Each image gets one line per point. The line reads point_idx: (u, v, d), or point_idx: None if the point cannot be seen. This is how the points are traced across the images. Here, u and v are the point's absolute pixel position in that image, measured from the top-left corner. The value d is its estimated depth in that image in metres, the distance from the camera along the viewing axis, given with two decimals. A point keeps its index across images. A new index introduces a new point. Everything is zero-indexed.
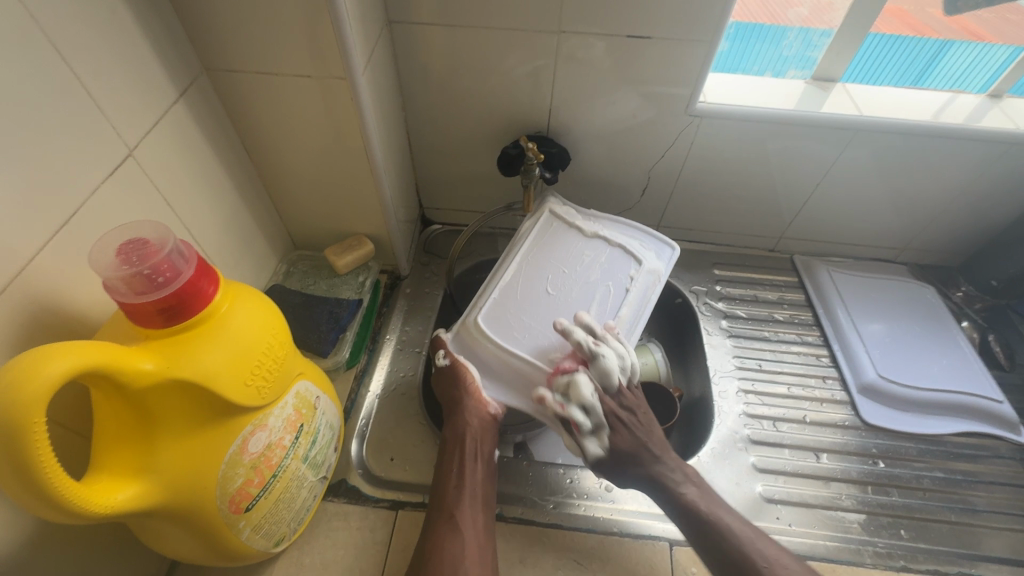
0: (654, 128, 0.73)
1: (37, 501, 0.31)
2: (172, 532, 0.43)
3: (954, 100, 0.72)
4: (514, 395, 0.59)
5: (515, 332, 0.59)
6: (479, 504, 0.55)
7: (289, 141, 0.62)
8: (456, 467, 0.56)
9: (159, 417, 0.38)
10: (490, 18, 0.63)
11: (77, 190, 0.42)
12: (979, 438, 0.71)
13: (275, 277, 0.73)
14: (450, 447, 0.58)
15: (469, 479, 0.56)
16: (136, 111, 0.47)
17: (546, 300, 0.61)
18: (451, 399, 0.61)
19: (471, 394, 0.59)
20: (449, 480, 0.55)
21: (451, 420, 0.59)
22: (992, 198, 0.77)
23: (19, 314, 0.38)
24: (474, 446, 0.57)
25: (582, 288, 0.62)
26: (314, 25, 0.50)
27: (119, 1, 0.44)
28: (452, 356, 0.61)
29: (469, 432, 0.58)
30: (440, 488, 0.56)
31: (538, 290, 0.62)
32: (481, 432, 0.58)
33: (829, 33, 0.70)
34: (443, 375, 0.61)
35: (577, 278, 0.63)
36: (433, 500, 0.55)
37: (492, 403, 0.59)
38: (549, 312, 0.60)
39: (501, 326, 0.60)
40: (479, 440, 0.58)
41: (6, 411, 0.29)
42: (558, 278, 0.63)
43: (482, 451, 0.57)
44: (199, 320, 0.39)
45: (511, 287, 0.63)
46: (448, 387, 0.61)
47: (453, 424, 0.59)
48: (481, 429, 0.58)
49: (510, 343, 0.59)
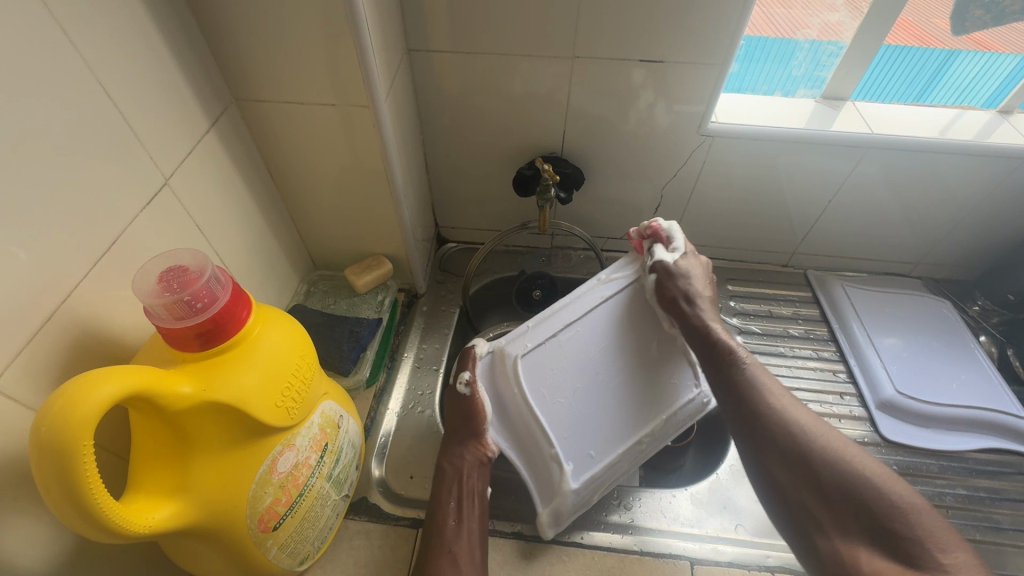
0: (666, 147, 0.74)
1: (82, 521, 0.32)
2: (202, 551, 0.43)
3: (962, 116, 0.73)
4: (515, 438, 0.60)
5: (545, 394, 0.59)
6: (475, 541, 0.54)
7: (313, 166, 0.64)
8: (454, 503, 0.56)
9: (195, 439, 0.39)
10: (506, 45, 0.65)
11: (117, 219, 0.44)
12: (1003, 455, 0.70)
13: (297, 296, 0.75)
14: (447, 479, 0.58)
15: (467, 516, 0.56)
16: (171, 141, 0.49)
17: (587, 377, 0.60)
18: (455, 430, 0.61)
19: (477, 425, 0.59)
20: (446, 515, 0.55)
21: (450, 452, 0.60)
22: (1006, 211, 0.77)
23: (63, 340, 0.40)
24: (469, 483, 0.58)
25: (629, 385, 0.60)
26: (340, 56, 0.52)
27: (158, 40, 0.46)
28: (474, 386, 0.60)
29: (465, 467, 0.58)
30: (437, 523, 0.55)
31: (584, 368, 0.60)
32: (476, 469, 0.58)
33: (838, 52, 0.71)
34: (458, 401, 0.61)
35: (632, 371, 0.61)
36: (428, 535, 0.55)
37: (490, 444, 0.59)
38: (590, 394, 0.59)
39: (540, 386, 0.59)
40: (475, 474, 0.58)
41: (59, 434, 0.30)
42: (621, 358, 0.61)
43: (475, 488, 0.58)
44: (233, 342, 0.41)
45: (572, 339, 0.60)
46: (460, 421, 0.61)
47: (452, 459, 0.59)
48: (476, 466, 0.59)
49: (535, 400, 0.58)
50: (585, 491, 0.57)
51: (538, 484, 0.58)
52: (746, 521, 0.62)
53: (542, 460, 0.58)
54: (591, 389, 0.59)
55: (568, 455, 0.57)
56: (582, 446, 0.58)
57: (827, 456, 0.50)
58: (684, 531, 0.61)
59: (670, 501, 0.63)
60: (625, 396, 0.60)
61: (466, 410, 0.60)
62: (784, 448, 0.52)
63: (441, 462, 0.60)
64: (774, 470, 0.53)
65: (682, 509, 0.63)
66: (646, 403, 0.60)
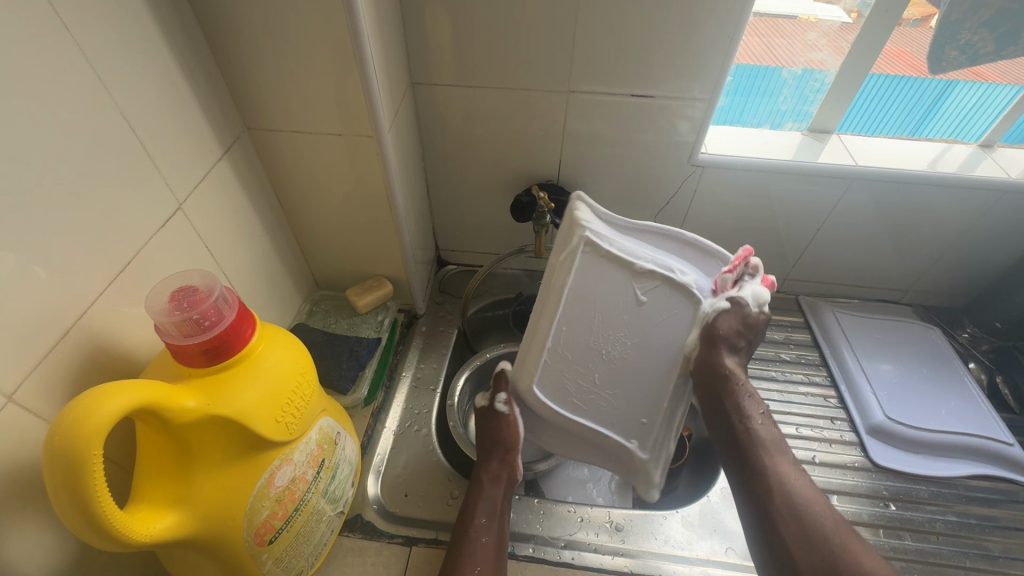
0: (659, 176, 0.77)
1: (87, 529, 0.34)
2: (199, 563, 0.45)
3: (950, 150, 0.77)
4: (566, 445, 0.63)
5: (570, 398, 0.60)
6: (499, 559, 0.55)
7: (318, 190, 0.67)
8: (484, 518, 0.58)
9: (199, 452, 0.41)
10: (504, 79, 0.69)
11: (133, 240, 0.47)
12: (993, 482, 0.71)
13: (299, 315, 0.77)
14: (481, 496, 0.59)
15: (494, 533, 0.57)
16: (185, 168, 0.52)
17: (603, 363, 0.59)
18: (487, 451, 0.63)
19: (511, 445, 0.62)
20: (478, 529, 0.57)
21: (484, 471, 0.62)
22: (991, 240, 0.79)
23: (77, 354, 0.42)
24: (499, 503, 0.60)
25: (646, 343, 0.58)
26: (347, 89, 0.56)
27: (176, 75, 0.50)
28: (511, 405, 0.62)
29: (501, 483, 0.61)
30: (467, 535, 0.56)
31: (593, 349, 0.58)
32: (505, 492, 0.61)
33: (822, 89, 0.75)
34: (490, 422, 0.63)
35: (633, 321, 0.57)
36: (455, 546, 0.55)
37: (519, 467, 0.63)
38: (619, 369, 0.59)
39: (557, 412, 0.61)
40: (503, 496, 0.61)
41: (69, 444, 0.32)
42: (621, 319, 0.57)
43: (502, 509, 0.60)
44: (237, 359, 0.43)
45: (566, 333, 0.57)
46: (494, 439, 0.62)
47: (491, 478, 0.61)
48: (505, 489, 0.61)
49: (567, 410, 0.60)
50: (661, 456, 0.60)
51: (620, 468, 0.63)
52: (736, 544, 0.63)
53: (620, 454, 0.62)
54: (613, 361, 0.58)
55: (626, 434, 0.61)
56: (631, 420, 0.60)
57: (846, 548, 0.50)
58: (674, 553, 0.61)
59: (661, 523, 0.64)
60: (648, 349, 0.58)
61: (501, 429, 0.62)
62: (804, 525, 0.52)
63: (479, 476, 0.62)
64: (788, 546, 0.52)
65: (673, 532, 0.63)
66: (667, 339, 0.58)
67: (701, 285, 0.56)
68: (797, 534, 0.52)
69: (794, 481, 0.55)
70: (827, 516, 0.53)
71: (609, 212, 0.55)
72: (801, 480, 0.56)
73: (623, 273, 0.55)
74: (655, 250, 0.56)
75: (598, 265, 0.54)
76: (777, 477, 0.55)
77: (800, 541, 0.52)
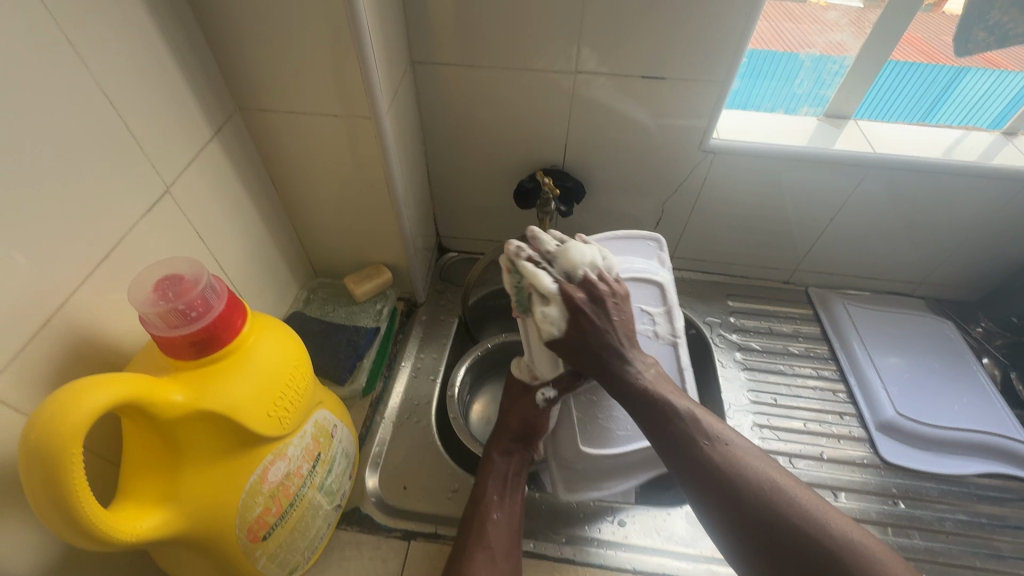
0: (668, 162, 0.74)
1: (69, 529, 0.32)
2: (191, 559, 0.43)
3: (966, 137, 0.73)
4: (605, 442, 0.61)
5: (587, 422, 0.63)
6: (513, 537, 0.55)
7: (313, 174, 0.65)
8: (496, 494, 0.57)
9: (187, 448, 0.39)
10: (508, 58, 0.65)
11: (119, 225, 0.45)
12: (1004, 480, 0.69)
13: (296, 303, 0.75)
14: (490, 472, 0.59)
15: (508, 509, 0.56)
16: (173, 150, 0.50)
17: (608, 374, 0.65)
18: (505, 430, 0.62)
19: (534, 436, 0.62)
20: (489, 507, 0.56)
21: (499, 446, 0.61)
22: (1011, 233, 0.76)
23: (58, 345, 0.40)
24: (511, 479, 0.59)
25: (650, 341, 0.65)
26: (342, 67, 0.53)
27: (162, 49, 0.47)
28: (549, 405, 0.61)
29: (512, 463, 0.60)
30: (478, 514, 0.55)
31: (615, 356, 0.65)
32: (518, 466, 0.61)
33: (841, 72, 0.71)
34: (516, 406, 0.62)
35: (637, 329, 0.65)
36: (466, 525, 0.55)
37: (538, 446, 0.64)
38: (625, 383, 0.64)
39: (590, 431, 0.62)
40: (518, 473, 0.60)
41: (44, 443, 0.30)
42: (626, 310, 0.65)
43: (515, 485, 0.59)
44: (227, 351, 0.41)
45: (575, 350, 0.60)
46: (515, 420, 0.62)
47: (502, 453, 0.60)
48: (518, 463, 0.61)
49: (584, 428, 0.62)
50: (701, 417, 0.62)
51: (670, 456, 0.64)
52: None
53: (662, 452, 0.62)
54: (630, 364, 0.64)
55: None
56: None
57: (769, 493, 0.43)
58: (678, 549, 0.60)
59: (665, 519, 0.62)
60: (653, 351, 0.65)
61: (531, 421, 0.61)
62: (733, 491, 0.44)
63: (490, 452, 0.61)
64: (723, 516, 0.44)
65: (677, 528, 0.62)
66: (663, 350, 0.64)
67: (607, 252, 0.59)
68: (732, 505, 0.44)
69: (740, 454, 0.46)
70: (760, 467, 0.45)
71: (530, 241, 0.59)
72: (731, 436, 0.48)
73: None
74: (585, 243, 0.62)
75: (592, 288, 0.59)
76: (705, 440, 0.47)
77: (746, 530, 0.43)
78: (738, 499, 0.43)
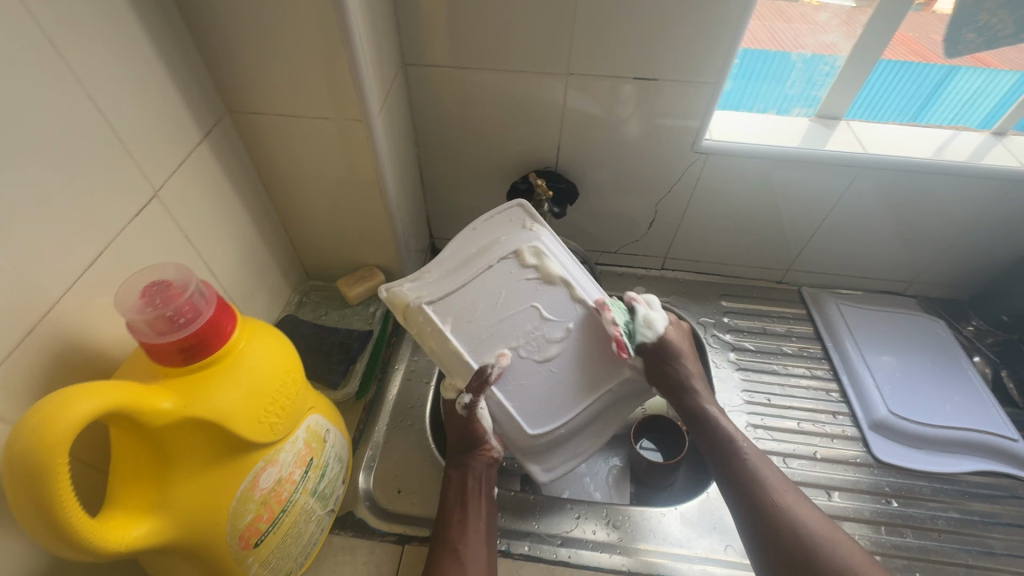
0: (661, 164, 0.74)
1: (55, 540, 0.32)
2: (182, 566, 0.43)
3: (957, 137, 0.74)
4: (556, 414, 0.56)
5: (532, 408, 0.56)
6: (482, 539, 0.55)
7: (305, 177, 0.64)
8: (460, 504, 0.57)
9: (177, 455, 0.39)
10: (500, 60, 0.65)
11: (107, 230, 0.44)
12: (996, 478, 0.70)
13: (288, 307, 0.75)
14: (453, 482, 0.58)
15: (472, 518, 0.56)
16: (161, 154, 0.49)
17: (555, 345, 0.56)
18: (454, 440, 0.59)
19: (476, 439, 0.58)
20: (452, 514, 0.56)
21: (454, 460, 0.59)
22: (1000, 233, 0.77)
23: (44, 352, 0.39)
24: (476, 486, 0.58)
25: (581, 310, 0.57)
26: (333, 69, 0.53)
27: (150, 52, 0.47)
28: (471, 408, 0.55)
29: (470, 471, 0.58)
30: (444, 525, 0.56)
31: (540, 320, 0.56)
32: (484, 472, 0.59)
33: (832, 73, 0.71)
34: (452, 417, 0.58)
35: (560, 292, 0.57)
36: (436, 537, 0.55)
37: (493, 446, 0.59)
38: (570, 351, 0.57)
39: (534, 412, 0.56)
40: (483, 479, 0.58)
41: (29, 454, 0.30)
42: (527, 293, 0.57)
43: (481, 491, 0.58)
44: (217, 357, 0.40)
45: (486, 343, 0.55)
46: (456, 431, 0.58)
47: (457, 464, 0.59)
48: (484, 470, 0.59)
49: (519, 413, 0.56)
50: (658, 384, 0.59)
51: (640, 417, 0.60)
52: (735, 541, 0.61)
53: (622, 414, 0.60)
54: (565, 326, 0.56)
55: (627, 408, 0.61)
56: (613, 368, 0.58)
57: (830, 553, 0.51)
58: (674, 552, 0.60)
59: (660, 520, 0.62)
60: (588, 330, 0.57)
61: (466, 428, 0.57)
62: (790, 544, 0.52)
63: (449, 468, 0.60)
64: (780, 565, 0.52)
65: (672, 529, 0.62)
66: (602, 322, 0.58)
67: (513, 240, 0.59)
68: (785, 557, 0.52)
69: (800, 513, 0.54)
70: (824, 533, 0.52)
71: (415, 275, 0.60)
72: (792, 498, 0.55)
73: (496, 270, 0.57)
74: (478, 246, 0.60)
75: (489, 274, 0.57)
76: (767, 497, 0.55)
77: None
78: (795, 554, 0.51)
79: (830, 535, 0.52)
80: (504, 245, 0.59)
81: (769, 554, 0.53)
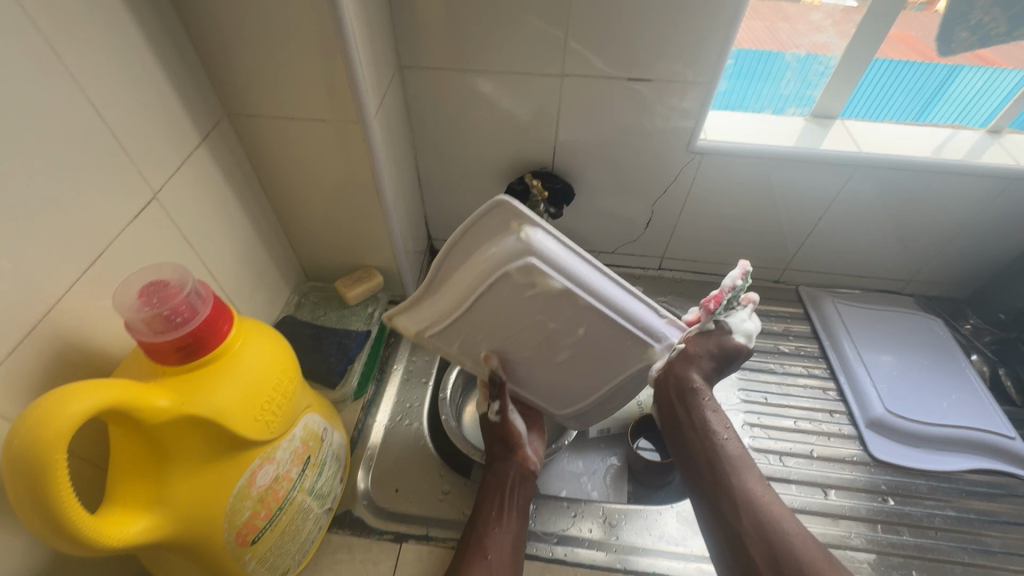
0: (656, 164, 0.75)
1: (53, 534, 0.33)
2: (179, 563, 0.44)
3: (955, 136, 0.74)
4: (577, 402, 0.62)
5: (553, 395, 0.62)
6: (511, 552, 0.55)
7: (303, 179, 0.65)
8: (494, 512, 0.57)
9: (174, 453, 0.39)
10: (495, 62, 0.66)
11: (106, 231, 0.45)
12: (994, 476, 0.70)
13: (287, 307, 0.75)
14: (490, 491, 0.59)
15: (505, 528, 0.56)
16: (160, 156, 0.50)
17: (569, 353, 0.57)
18: (495, 449, 0.61)
19: (513, 446, 0.60)
20: (486, 524, 0.56)
21: (493, 467, 0.60)
22: (996, 230, 0.77)
23: (44, 351, 0.40)
24: (511, 497, 0.58)
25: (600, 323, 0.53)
26: (329, 72, 0.53)
27: (148, 56, 0.47)
28: (505, 413, 0.60)
29: (506, 482, 0.59)
30: (476, 532, 0.56)
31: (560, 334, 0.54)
32: (519, 483, 0.59)
33: (827, 72, 0.72)
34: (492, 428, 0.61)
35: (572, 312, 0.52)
36: (465, 543, 0.56)
37: (532, 458, 0.61)
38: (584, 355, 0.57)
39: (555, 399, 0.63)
40: (518, 490, 0.59)
41: (28, 449, 0.31)
42: (533, 308, 0.51)
43: (515, 502, 0.58)
44: (214, 356, 0.41)
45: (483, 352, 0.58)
46: (495, 439, 0.61)
47: (497, 474, 0.60)
48: (519, 480, 0.60)
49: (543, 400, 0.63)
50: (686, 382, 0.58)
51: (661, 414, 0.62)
52: None
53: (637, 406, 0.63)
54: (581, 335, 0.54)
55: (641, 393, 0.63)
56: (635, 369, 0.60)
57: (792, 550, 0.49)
58: (671, 549, 0.60)
59: (656, 518, 0.63)
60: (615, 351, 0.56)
61: (502, 432, 0.60)
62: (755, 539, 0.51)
63: (487, 475, 0.60)
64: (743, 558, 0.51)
65: (668, 527, 0.62)
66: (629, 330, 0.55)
67: (504, 261, 0.49)
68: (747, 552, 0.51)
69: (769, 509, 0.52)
70: (792, 531, 0.50)
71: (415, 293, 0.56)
72: (765, 496, 0.53)
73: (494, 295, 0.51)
74: (467, 257, 0.51)
75: (484, 298, 0.51)
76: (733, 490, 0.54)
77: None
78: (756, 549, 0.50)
79: (798, 534, 0.50)
80: (496, 262, 0.49)
81: (732, 547, 0.52)
